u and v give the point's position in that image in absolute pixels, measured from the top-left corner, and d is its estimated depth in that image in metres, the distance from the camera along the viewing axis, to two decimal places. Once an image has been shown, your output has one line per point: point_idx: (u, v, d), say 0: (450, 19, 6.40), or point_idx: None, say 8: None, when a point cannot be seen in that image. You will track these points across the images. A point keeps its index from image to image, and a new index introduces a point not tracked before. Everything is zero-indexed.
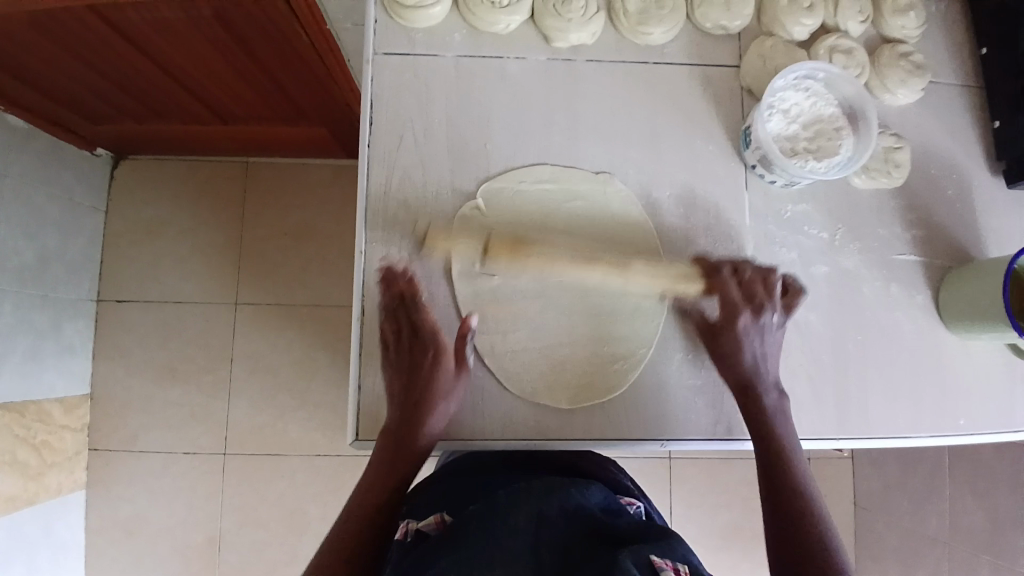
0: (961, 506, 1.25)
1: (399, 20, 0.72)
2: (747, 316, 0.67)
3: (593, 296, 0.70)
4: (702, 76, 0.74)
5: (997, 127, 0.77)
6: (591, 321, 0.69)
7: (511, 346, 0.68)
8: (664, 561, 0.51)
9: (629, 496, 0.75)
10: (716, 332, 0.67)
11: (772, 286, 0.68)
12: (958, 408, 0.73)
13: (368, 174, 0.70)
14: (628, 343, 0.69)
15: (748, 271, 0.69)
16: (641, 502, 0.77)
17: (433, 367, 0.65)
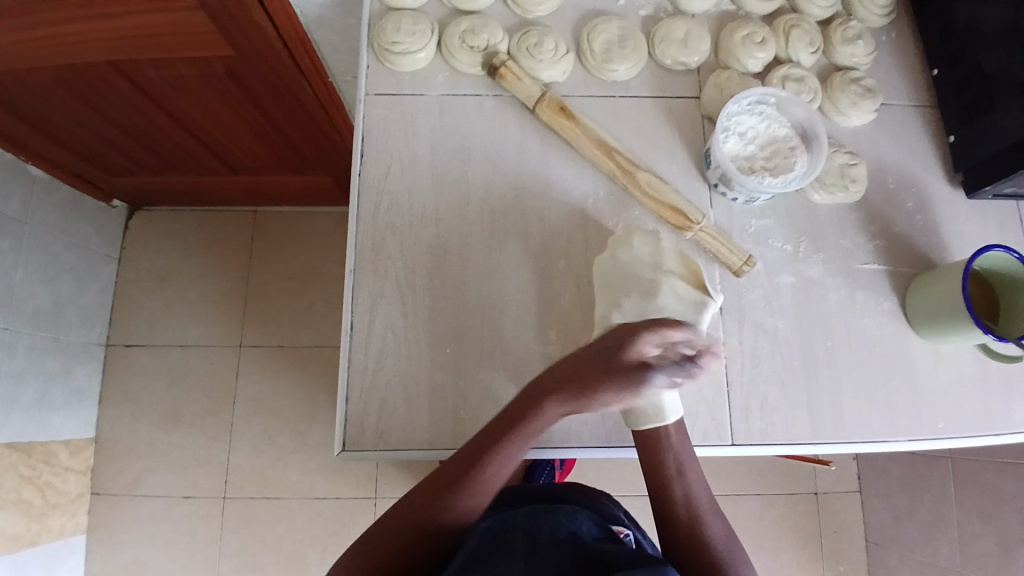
0: (971, 533, 1.22)
1: (388, 65, 0.80)
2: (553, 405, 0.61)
3: (564, 311, 0.74)
4: (665, 106, 0.81)
5: (952, 141, 0.82)
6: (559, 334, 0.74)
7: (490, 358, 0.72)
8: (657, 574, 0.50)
9: (621, 525, 0.75)
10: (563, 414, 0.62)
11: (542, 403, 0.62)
12: (935, 412, 0.75)
13: (359, 202, 0.76)
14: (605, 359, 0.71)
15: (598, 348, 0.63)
16: (634, 532, 0.76)
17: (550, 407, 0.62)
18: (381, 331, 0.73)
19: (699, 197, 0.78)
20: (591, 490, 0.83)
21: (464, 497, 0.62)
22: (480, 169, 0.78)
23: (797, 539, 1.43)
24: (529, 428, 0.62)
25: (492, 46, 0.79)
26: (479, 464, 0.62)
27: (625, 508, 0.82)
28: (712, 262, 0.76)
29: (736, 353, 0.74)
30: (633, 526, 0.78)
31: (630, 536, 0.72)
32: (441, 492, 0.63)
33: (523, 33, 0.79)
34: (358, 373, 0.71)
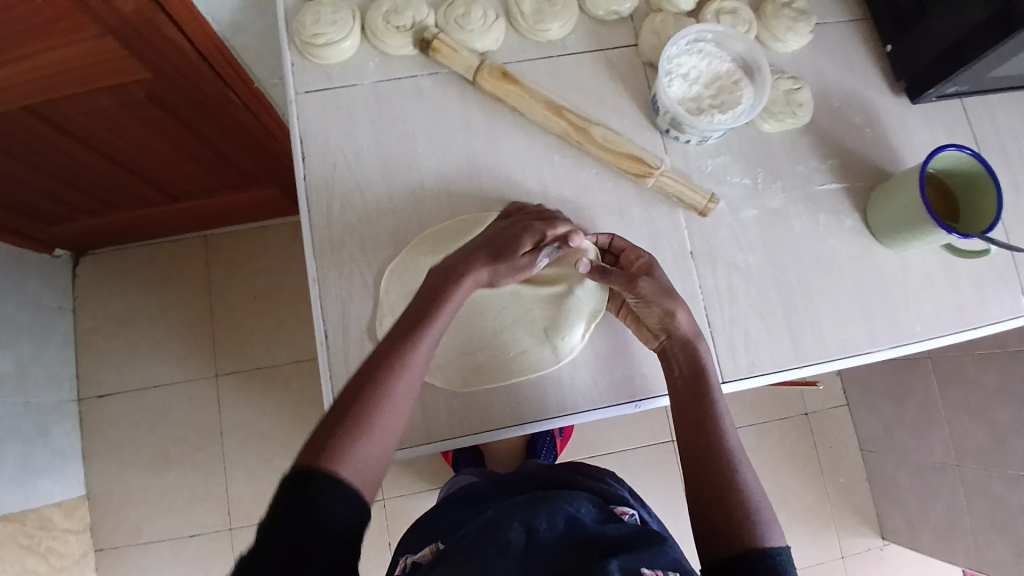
0: (961, 426, 1.26)
1: (313, 59, 0.76)
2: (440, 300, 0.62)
3: (497, 328, 0.73)
4: (604, 59, 0.79)
5: (890, 51, 0.83)
6: (501, 347, 0.72)
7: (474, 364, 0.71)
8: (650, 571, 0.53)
9: (623, 506, 0.77)
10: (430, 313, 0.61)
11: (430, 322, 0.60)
12: (911, 317, 0.77)
13: (310, 205, 0.73)
14: (529, 358, 0.72)
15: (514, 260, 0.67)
16: (636, 511, 0.78)
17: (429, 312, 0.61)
18: (357, 336, 0.71)
19: (653, 146, 0.77)
20: (591, 472, 0.88)
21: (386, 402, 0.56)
22: (429, 152, 0.76)
23: (796, 462, 1.49)
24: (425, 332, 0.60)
25: (419, 23, 0.76)
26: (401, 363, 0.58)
27: (628, 487, 0.87)
28: (676, 206, 0.76)
29: (713, 293, 0.74)
30: (638, 504, 0.82)
31: (633, 515, 0.73)
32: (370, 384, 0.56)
33: (449, 5, 0.76)
34: (342, 382, 0.69)
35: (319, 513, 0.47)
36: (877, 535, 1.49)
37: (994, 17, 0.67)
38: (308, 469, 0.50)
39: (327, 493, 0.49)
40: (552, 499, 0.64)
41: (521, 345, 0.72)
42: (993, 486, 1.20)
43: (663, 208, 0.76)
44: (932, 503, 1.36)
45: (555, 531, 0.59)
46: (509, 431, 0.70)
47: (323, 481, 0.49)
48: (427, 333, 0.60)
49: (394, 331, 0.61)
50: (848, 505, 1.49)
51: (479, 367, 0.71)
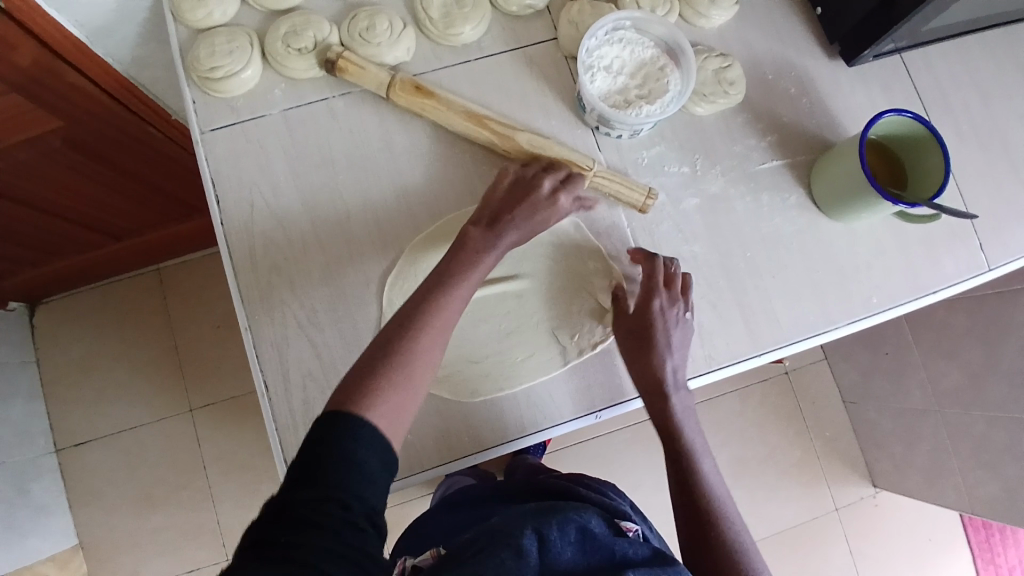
0: (938, 369, 1.27)
1: (215, 94, 0.72)
2: (473, 252, 0.59)
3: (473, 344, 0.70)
4: (524, 57, 0.75)
5: (820, 13, 0.80)
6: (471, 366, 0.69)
7: (452, 381, 0.68)
8: None
9: (627, 520, 0.72)
10: (461, 267, 0.58)
11: (462, 276, 0.58)
12: (867, 288, 0.75)
13: (231, 251, 0.69)
14: (487, 381, 0.68)
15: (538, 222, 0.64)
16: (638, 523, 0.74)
17: (465, 268, 0.58)
18: (298, 382, 0.68)
19: (584, 144, 0.74)
20: (593, 485, 0.85)
21: (414, 354, 0.52)
22: (351, 179, 0.72)
23: (782, 422, 1.49)
24: (463, 290, 0.57)
25: (322, 42, 0.71)
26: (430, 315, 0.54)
27: (630, 500, 0.84)
28: (615, 205, 0.73)
29: None
30: (639, 520, 0.78)
31: (637, 530, 0.69)
32: (403, 338, 0.53)
33: (352, 20, 0.72)
34: (290, 434, 0.67)
35: (348, 454, 0.45)
36: (867, 484, 1.50)
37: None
38: (336, 410, 0.47)
39: (360, 437, 0.46)
40: (562, 509, 0.61)
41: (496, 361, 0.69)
42: (974, 426, 1.21)
43: (603, 208, 0.73)
44: (916, 447, 1.37)
45: (566, 541, 0.57)
46: (470, 460, 0.67)
47: (352, 424, 0.46)
48: (460, 291, 0.57)
49: (430, 281, 0.57)
50: (837, 458, 1.50)
51: (460, 387, 0.68)
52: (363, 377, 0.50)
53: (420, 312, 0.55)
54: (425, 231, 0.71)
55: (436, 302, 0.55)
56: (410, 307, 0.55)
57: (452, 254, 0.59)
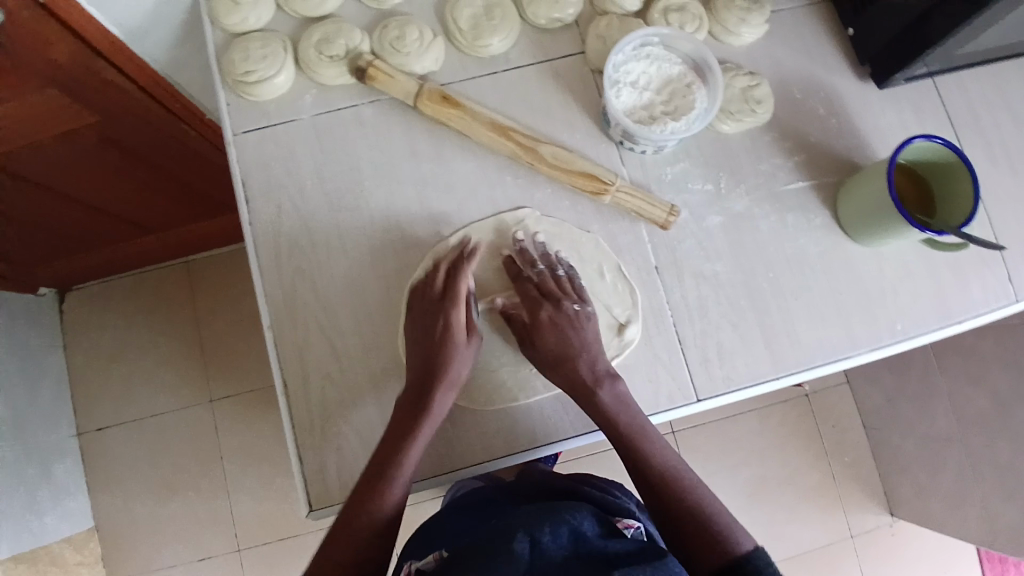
0: (962, 395, 1.25)
1: (247, 97, 0.73)
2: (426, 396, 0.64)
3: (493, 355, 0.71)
4: (550, 70, 0.76)
5: (851, 34, 0.79)
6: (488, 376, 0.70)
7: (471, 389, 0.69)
8: None
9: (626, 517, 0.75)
10: (417, 413, 0.64)
11: (418, 425, 0.63)
12: (892, 314, 0.74)
13: (257, 251, 0.71)
14: (501, 391, 0.70)
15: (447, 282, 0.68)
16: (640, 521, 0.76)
17: (420, 414, 0.64)
18: (317, 383, 0.69)
19: (607, 159, 0.74)
20: (597, 484, 0.87)
21: (394, 490, 0.61)
22: (376, 185, 0.73)
23: (799, 442, 1.47)
24: (420, 433, 0.63)
25: (353, 50, 0.73)
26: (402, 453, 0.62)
27: (635, 499, 0.85)
28: (637, 220, 0.73)
29: (682, 307, 0.72)
30: (642, 517, 0.80)
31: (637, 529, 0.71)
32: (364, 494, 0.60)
33: (383, 29, 0.73)
34: (306, 433, 0.68)
35: None
36: (885, 512, 1.47)
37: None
38: None
39: None
40: (558, 509, 0.62)
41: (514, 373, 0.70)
42: (998, 456, 1.18)
43: (624, 222, 0.73)
44: (937, 475, 1.34)
45: (559, 541, 0.58)
46: (480, 468, 0.68)
47: None
48: (419, 432, 0.63)
49: (391, 427, 0.64)
50: (855, 483, 1.47)
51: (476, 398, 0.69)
52: (353, 526, 0.59)
53: (380, 463, 0.62)
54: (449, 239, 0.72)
55: (402, 441, 0.63)
56: (374, 459, 0.63)
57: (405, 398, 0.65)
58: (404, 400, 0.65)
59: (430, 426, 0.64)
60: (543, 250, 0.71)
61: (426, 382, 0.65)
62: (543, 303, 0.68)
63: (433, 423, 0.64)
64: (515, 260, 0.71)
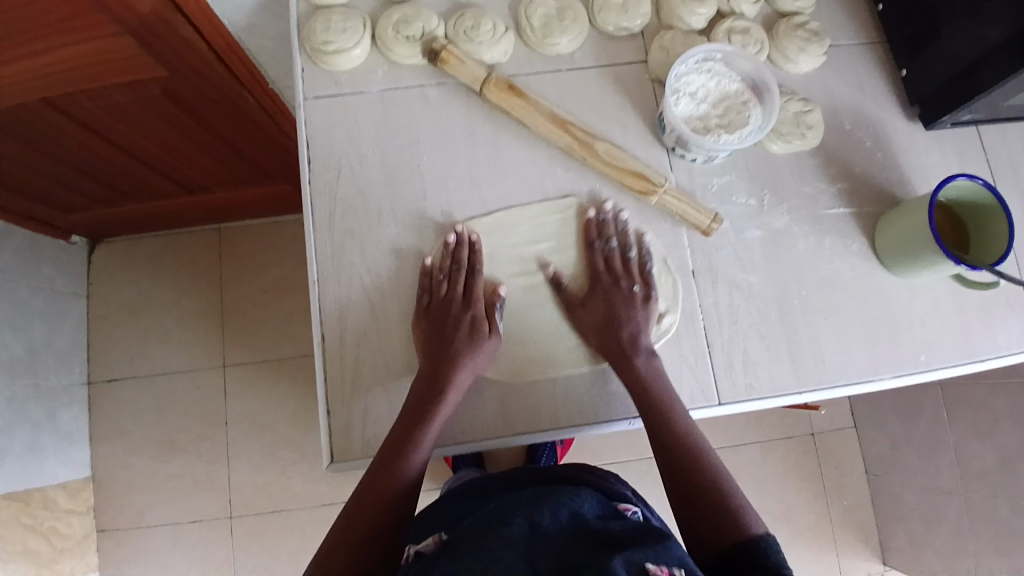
0: (969, 451, 1.23)
1: (323, 65, 0.77)
2: (441, 385, 0.67)
3: (526, 338, 0.72)
4: (611, 74, 0.79)
5: (904, 75, 0.81)
6: (517, 355, 0.72)
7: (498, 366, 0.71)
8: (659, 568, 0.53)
9: (626, 502, 0.78)
10: (432, 400, 0.67)
11: (433, 411, 0.66)
12: (916, 344, 0.75)
13: (313, 208, 0.74)
14: (531, 370, 0.71)
15: (457, 284, 0.71)
16: (639, 508, 0.78)
17: (435, 402, 0.67)
18: (353, 340, 0.71)
19: (657, 163, 0.77)
20: (596, 471, 0.84)
21: (411, 465, 0.65)
22: (433, 160, 0.76)
23: (801, 480, 1.47)
24: (433, 420, 0.66)
25: (428, 33, 0.76)
26: (421, 432, 0.66)
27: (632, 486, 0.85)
28: (679, 225, 0.76)
29: (713, 313, 0.74)
30: (640, 502, 0.82)
31: (636, 511, 0.75)
32: (379, 475, 0.65)
33: (458, 17, 0.77)
34: (336, 386, 0.70)
35: None
36: (878, 559, 1.46)
37: (1018, 38, 0.65)
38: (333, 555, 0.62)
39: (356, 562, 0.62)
40: (556, 493, 0.63)
41: (543, 356, 0.72)
42: (998, 514, 1.18)
43: (666, 225, 0.76)
44: (936, 528, 1.33)
45: (557, 521, 0.60)
46: (499, 443, 0.70)
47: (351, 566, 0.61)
48: (433, 418, 0.66)
49: (406, 412, 0.67)
50: (851, 528, 1.47)
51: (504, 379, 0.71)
52: (374, 492, 0.64)
53: (395, 445, 0.66)
54: (493, 216, 0.74)
55: (416, 426, 0.66)
56: (389, 441, 0.66)
57: (419, 385, 0.68)
58: (418, 387, 0.68)
59: (447, 410, 0.67)
60: (622, 228, 0.74)
61: (442, 373, 0.67)
62: (602, 277, 0.73)
63: (448, 407, 0.67)
64: (591, 228, 0.74)
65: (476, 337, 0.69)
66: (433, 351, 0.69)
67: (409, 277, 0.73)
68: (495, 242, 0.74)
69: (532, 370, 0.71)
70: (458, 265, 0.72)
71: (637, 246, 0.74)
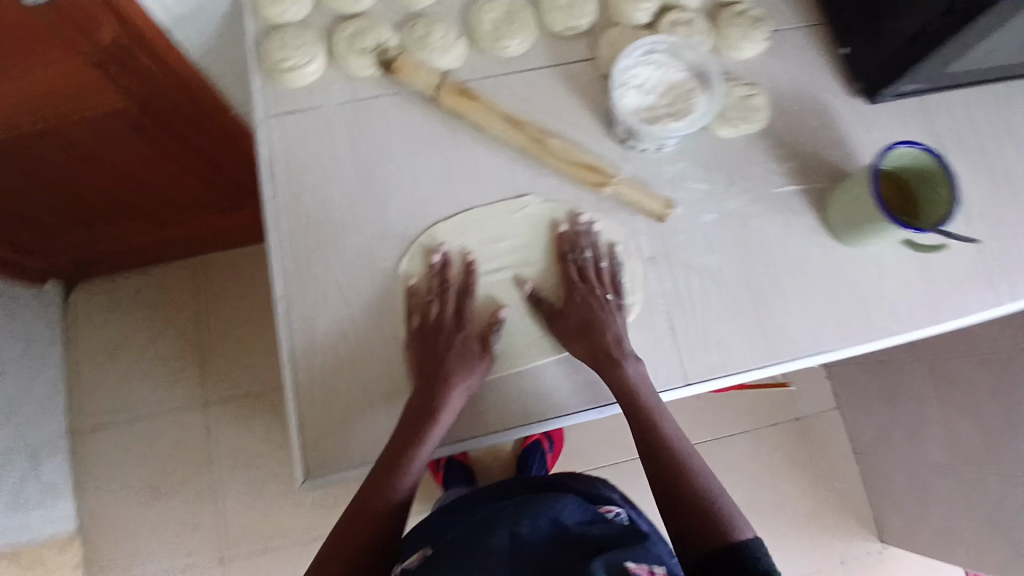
0: (953, 422, 1.24)
1: (279, 83, 0.78)
2: (434, 405, 0.67)
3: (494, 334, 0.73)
4: (562, 73, 0.81)
5: (846, 54, 0.85)
6: None
7: None
8: (638, 566, 0.54)
9: (609, 505, 0.78)
10: (424, 420, 0.66)
11: (426, 431, 0.66)
12: (875, 312, 0.78)
13: (275, 224, 0.74)
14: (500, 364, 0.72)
15: (448, 305, 0.72)
16: (623, 509, 0.78)
17: (429, 422, 0.66)
18: (322, 351, 0.71)
19: (611, 155, 0.79)
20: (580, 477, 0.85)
21: (402, 485, 0.65)
22: (392, 168, 0.77)
23: (791, 467, 1.48)
24: (427, 440, 0.66)
25: (381, 44, 0.78)
26: (412, 453, 0.65)
27: (618, 490, 0.86)
28: (635, 214, 0.77)
29: (676, 296, 0.75)
30: (625, 506, 0.82)
31: (620, 513, 0.75)
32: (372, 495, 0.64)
33: (411, 27, 0.79)
34: (308, 400, 0.70)
35: None
36: (875, 538, 1.47)
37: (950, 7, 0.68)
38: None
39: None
40: (537, 501, 0.63)
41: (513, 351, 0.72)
42: (989, 483, 1.18)
43: (624, 215, 0.77)
44: (929, 503, 1.34)
45: (539, 529, 0.59)
46: (471, 443, 0.71)
47: None
48: (426, 439, 0.65)
49: (399, 431, 0.67)
50: (845, 509, 1.48)
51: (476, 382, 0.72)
52: (365, 509, 0.64)
53: (387, 466, 0.65)
54: (454, 219, 0.75)
55: (408, 447, 0.65)
56: (380, 461, 0.66)
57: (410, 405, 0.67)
58: (410, 406, 0.67)
59: (439, 428, 0.66)
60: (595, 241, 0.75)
61: (432, 392, 0.67)
62: (579, 285, 0.73)
63: (442, 426, 0.67)
64: (565, 241, 0.75)
65: (469, 357, 0.69)
66: (424, 371, 0.69)
67: (378, 286, 0.73)
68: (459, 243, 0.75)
69: (501, 366, 0.72)
70: (448, 283, 0.72)
71: (608, 258, 0.75)
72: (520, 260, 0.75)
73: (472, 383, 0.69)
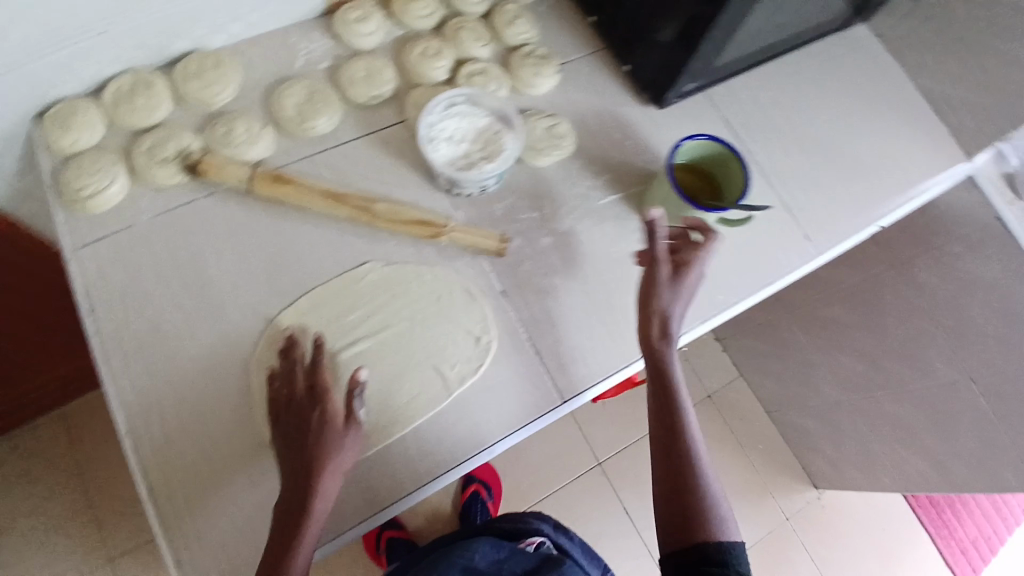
0: (835, 361, 1.34)
1: (83, 211, 0.74)
2: (308, 495, 0.62)
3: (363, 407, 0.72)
4: (375, 141, 0.84)
5: (628, 70, 0.94)
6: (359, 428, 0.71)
7: None
8: None
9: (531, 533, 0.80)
10: (299, 514, 0.61)
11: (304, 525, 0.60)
12: (713, 289, 0.84)
13: (105, 358, 0.70)
14: (377, 435, 0.70)
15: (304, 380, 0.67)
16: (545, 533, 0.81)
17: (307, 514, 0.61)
18: (185, 476, 0.67)
19: (441, 206, 0.82)
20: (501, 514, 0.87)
21: None
22: (222, 270, 0.76)
23: (716, 445, 1.54)
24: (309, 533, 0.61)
25: (183, 149, 0.77)
26: (293, 552, 0.60)
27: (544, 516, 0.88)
28: (475, 255, 0.80)
29: (532, 321, 0.78)
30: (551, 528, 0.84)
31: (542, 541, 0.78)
32: None
33: (211, 127, 0.79)
34: (180, 533, 0.65)
35: None
36: (808, 487, 1.56)
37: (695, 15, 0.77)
38: None
39: None
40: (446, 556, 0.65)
41: (387, 417, 0.71)
42: (882, 404, 1.27)
43: (465, 259, 0.80)
44: (840, 440, 1.43)
45: None
46: (368, 522, 0.68)
47: None
48: (307, 533, 0.60)
49: (278, 530, 0.61)
50: (774, 468, 1.56)
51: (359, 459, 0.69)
52: None
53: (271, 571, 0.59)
54: (297, 305, 0.75)
55: (288, 547, 0.60)
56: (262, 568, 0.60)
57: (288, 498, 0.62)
58: (287, 501, 0.62)
59: (316, 519, 0.61)
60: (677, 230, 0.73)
61: (303, 481, 0.62)
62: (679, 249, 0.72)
63: (321, 515, 0.62)
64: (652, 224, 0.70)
65: (335, 433, 0.64)
66: (294, 459, 0.63)
67: (234, 391, 0.71)
68: (309, 326, 0.74)
69: (380, 436, 0.70)
70: (297, 361, 0.68)
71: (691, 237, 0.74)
72: (373, 325, 0.75)
73: (345, 459, 0.64)
